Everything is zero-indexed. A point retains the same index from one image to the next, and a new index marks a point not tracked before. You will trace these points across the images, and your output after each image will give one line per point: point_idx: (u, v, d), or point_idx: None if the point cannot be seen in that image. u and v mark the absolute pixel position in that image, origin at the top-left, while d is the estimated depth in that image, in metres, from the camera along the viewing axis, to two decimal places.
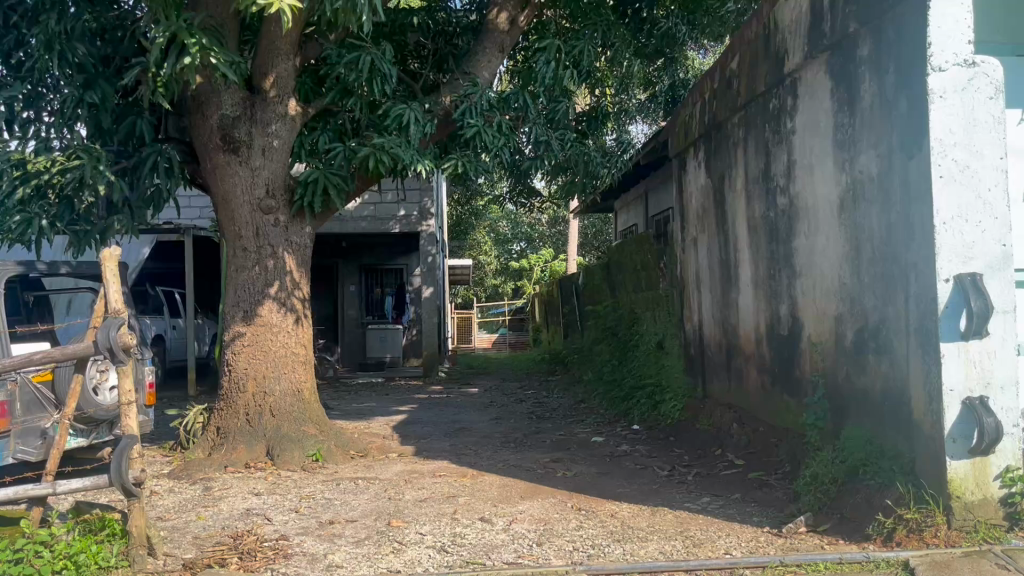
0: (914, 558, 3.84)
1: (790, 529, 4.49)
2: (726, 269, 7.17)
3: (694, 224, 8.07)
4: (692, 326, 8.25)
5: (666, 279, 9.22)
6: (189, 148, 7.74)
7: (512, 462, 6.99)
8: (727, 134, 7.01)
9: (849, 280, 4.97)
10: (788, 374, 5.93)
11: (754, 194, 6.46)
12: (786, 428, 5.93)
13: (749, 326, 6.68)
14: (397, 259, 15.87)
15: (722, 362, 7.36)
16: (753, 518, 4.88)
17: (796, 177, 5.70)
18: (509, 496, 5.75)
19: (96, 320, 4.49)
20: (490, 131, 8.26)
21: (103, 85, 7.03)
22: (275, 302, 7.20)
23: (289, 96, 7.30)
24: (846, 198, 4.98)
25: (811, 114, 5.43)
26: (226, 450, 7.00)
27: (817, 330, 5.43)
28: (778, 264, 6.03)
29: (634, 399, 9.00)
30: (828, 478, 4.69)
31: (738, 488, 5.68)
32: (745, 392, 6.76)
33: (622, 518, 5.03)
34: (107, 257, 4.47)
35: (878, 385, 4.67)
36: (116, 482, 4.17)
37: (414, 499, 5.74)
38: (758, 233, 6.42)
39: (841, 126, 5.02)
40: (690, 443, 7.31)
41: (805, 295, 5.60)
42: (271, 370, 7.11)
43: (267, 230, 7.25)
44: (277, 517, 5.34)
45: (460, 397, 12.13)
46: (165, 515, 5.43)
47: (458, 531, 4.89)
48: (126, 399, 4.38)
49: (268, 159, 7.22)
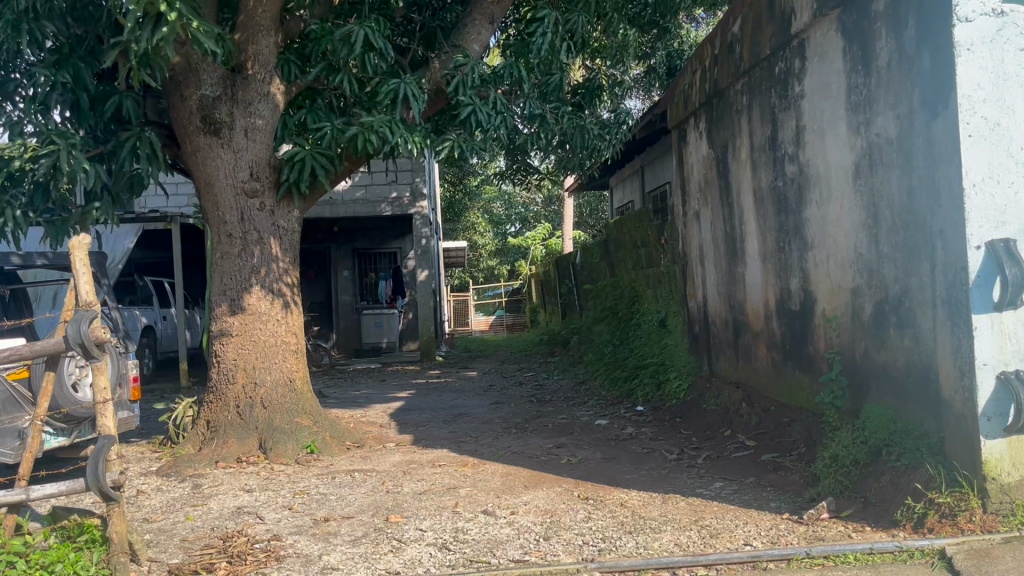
0: (950, 546, 3.60)
1: (812, 516, 4.23)
2: (732, 243, 6.89)
3: (696, 196, 7.78)
4: (696, 302, 7.98)
5: (667, 255, 8.95)
6: (168, 131, 7.45)
7: (515, 449, 6.73)
8: (729, 102, 6.71)
9: (866, 249, 4.70)
10: (800, 351, 5.68)
11: (760, 162, 6.17)
12: (799, 406, 5.68)
13: (758, 301, 6.41)
14: (391, 242, 15.59)
15: (729, 340, 7.09)
16: (771, 504, 4.63)
17: (805, 143, 5.40)
18: (513, 485, 5.50)
19: (67, 313, 4.19)
20: (484, 108, 8.07)
21: (75, 62, 6.71)
22: (263, 290, 6.90)
23: (270, 74, 6.99)
24: (862, 163, 4.70)
25: (820, 77, 5.13)
26: (217, 444, 6.72)
27: (831, 304, 5.16)
28: (788, 235, 5.76)
29: (637, 379, 8.75)
30: (849, 460, 4.44)
31: (752, 472, 5.43)
32: (755, 370, 6.51)
33: (632, 508, 4.78)
34: (75, 245, 4.13)
35: (901, 361, 4.41)
36: (93, 486, 3.90)
37: (414, 491, 5.48)
38: (765, 204, 6.14)
39: (855, 86, 4.72)
40: (698, 423, 7.06)
41: (817, 267, 5.34)
42: (261, 361, 6.83)
43: (252, 215, 6.94)
44: (270, 515, 5.08)
45: (458, 381, 11.88)
46: (151, 517, 5.15)
47: (460, 527, 4.64)
48: (102, 398, 4.10)
49: (251, 141, 6.90)
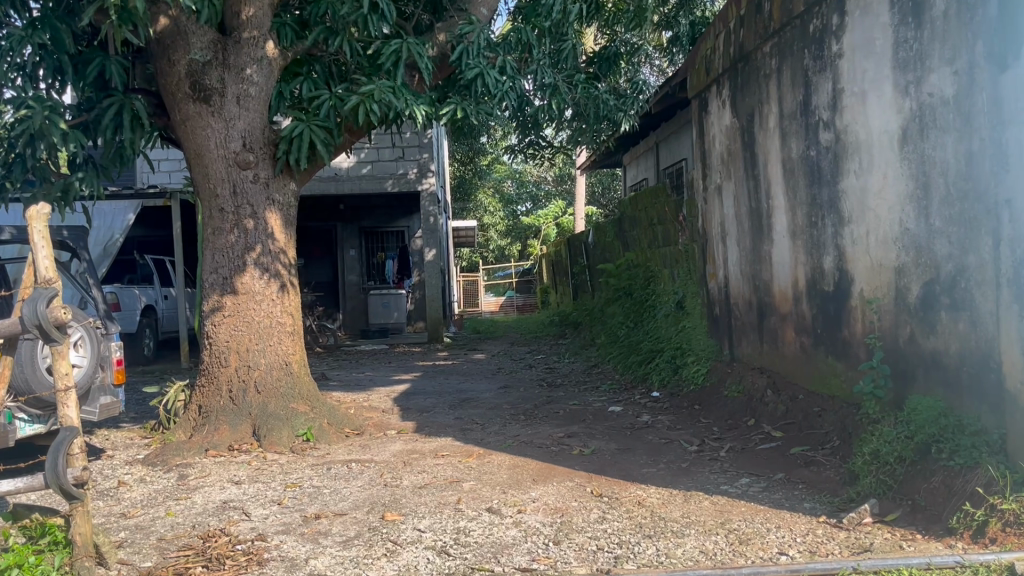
0: (1020, 561, 3.16)
1: (852, 520, 3.82)
2: (757, 218, 6.41)
3: (717, 169, 7.29)
4: (716, 282, 7.49)
5: (685, 234, 8.46)
6: (156, 99, 6.86)
7: (524, 438, 6.29)
8: (756, 65, 6.20)
9: (914, 224, 4.26)
10: (833, 336, 5.21)
11: (790, 130, 5.68)
12: (832, 395, 5.24)
13: (786, 281, 5.93)
14: (399, 220, 15.12)
15: (752, 323, 6.64)
16: (805, 505, 4.21)
17: (843, 107, 4.92)
18: (521, 479, 5.08)
19: (26, 291, 3.76)
20: (492, 73, 7.49)
21: (54, 21, 6.16)
22: (258, 268, 6.47)
23: (265, 38, 6.54)
24: (909, 128, 4.24)
25: (863, 32, 4.63)
26: (208, 431, 6.31)
27: (870, 285, 4.70)
28: (820, 209, 5.29)
29: (652, 364, 8.29)
30: (893, 457, 4.04)
31: (781, 466, 4.99)
32: (782, 356, 6.07)
33: (651, 507, 4.35)
34: (33, 216, 3.68)
35: (953, 348, 3.99)
36: (53, 483, 3.51)
37: (413, 485, 5.06)
38: (795, 175, 5.65)
39: (904, 42, 4.26)
40: (718, 412, 6.61)
41: (854, 244, 4.87)
42: (255, 343, 6.42)
43: (246, 188, 6.48)
44: (256, 512, 4.68)
45: (466, 363, 11.46)
46: (129, 512, 4.76)
47: (462, 527, 4.22)
48: (63, 385, 3.70)
49: (244, 109, 6.45)
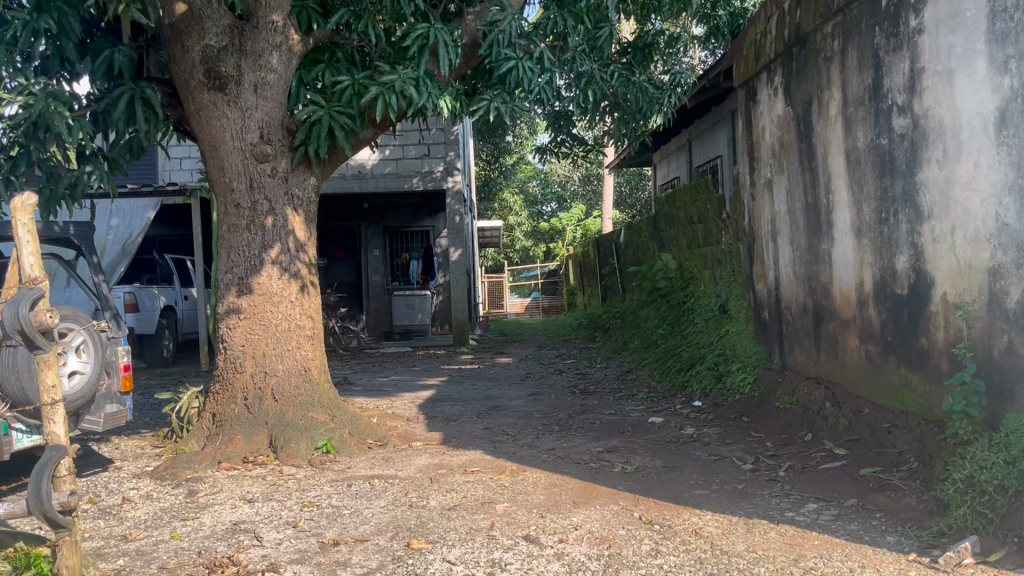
0: None
1: (951, 561, 3.35)
2: (814, 216, 5.87)
3: (767, 162, 6.75)
4: (765, 284, 6.95)
5: (729, 233, 7.95)
6: (171, 89, 6.41)
7: (560, 452, 5.81)
8: (816, 47, 5.68)
9: (1015, 219, 3.81)
10: (907, 344, 4.66)
11: (855, 118, 5.15)
12: (904, 411, 4.72)
13: (849, 284, 5.38)
14: (424, 220, 14.71)
15: (807, 329, 6.10)
16: (889, 538, 3.71)
17: (922, 89, 4.37)
18: (561, 501, 4.59)
19: (10, 290, 3.39)
20: (527, 65, 7.00)
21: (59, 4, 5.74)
22: (275, 267, 6.04)
23: (286, 22, 6.11)
24: (1011, 109, 3.81)
25: (949, 2, 4.13)
26: (221, 442, 5.89)
27: (956, 288, 4.18)
28: (892, 203, 4.76)
29: (693, 371, 7.78)
30: (992, 486, 3.54)
31: (850, 491, 4.48)
32: (842, 365, 5.53)
33: (709, 538, 3.85)
34: (17, 207, 3.24)
35: None
36: (35, 510, 3.08)
37: (442, 506, 4.59)
38: (861, 167, 5.11)
39: (1002, 11, 3.84)
40: (770, 425, 6.09)
41: (934, 242, 4.35)
42: (272, 347, 6.00)
43: (263, 182, 6.04)
44: (269, 536, 4.24)
45: (493, 368, 10.99)
46: (131, 534, 4.34)
47: (497, 559, 3.75)
48: (50, 398, 3.26)
49: (262, 98, 6.01)
